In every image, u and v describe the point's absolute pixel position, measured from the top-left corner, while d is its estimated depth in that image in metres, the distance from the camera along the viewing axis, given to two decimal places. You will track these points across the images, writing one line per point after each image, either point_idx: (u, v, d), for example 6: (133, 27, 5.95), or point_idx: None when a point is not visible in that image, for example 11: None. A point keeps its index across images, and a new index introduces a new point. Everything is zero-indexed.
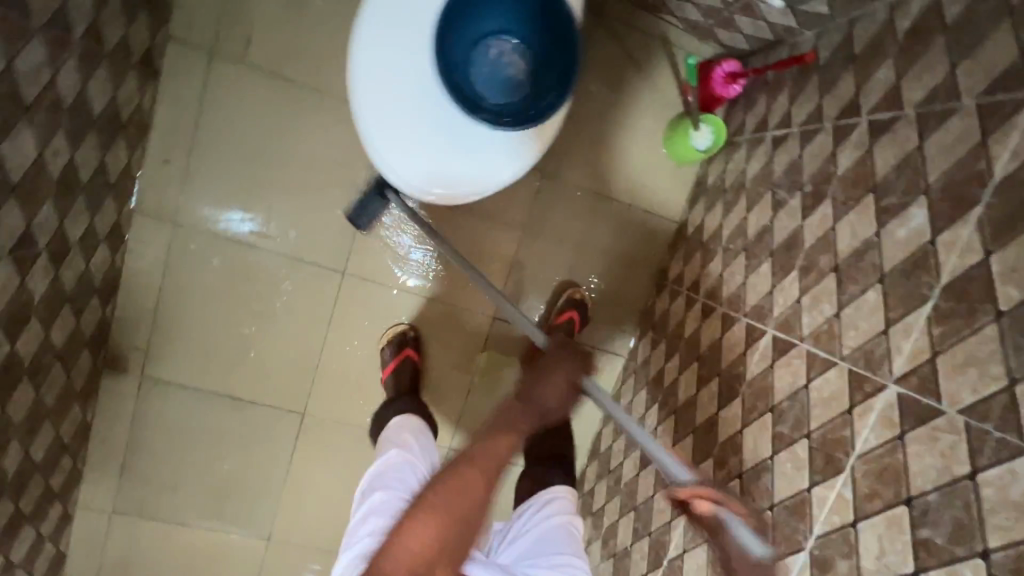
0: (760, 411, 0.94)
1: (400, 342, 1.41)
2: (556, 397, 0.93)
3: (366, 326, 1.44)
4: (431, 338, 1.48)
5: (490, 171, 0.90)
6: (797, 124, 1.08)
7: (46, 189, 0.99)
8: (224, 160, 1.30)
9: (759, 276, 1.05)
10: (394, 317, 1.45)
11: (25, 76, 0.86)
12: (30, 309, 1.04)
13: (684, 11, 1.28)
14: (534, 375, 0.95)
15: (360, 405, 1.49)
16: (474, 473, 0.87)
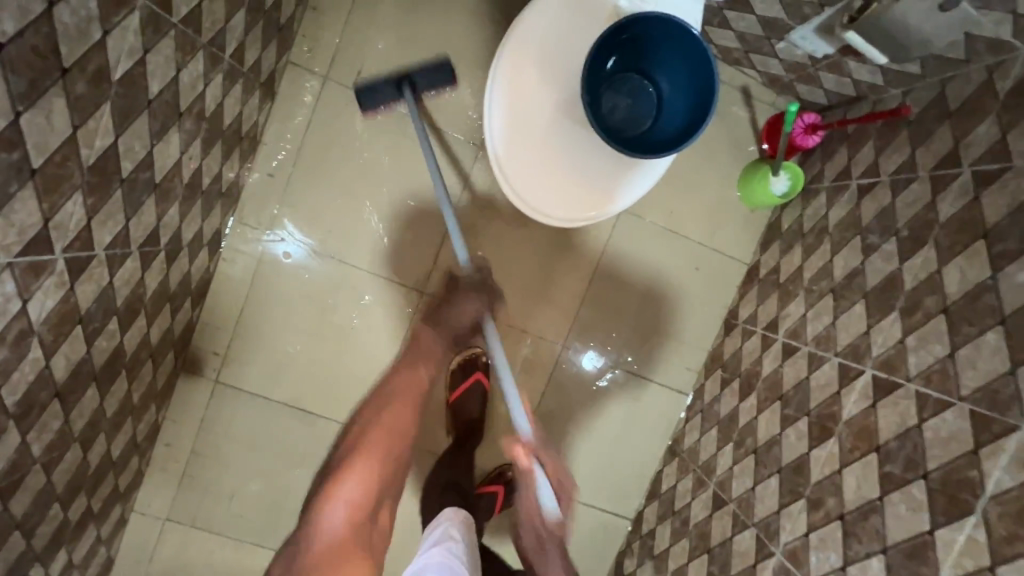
0: (863, 451, 0.93)
1: (469, 367, 1.41)
2: (461, 322, 1.18)
3: None
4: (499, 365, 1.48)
5: (607, 190, 0.93)
6: (886, 173, 1.13)
7: (175, 192, 1.05)
8: (323, 179, 1.37)
9: (852, 317, 1.07)
10: (465, 340, 1.46)
11: (183, 85, 0.93)
12: (141, 303, 1.08)
13: (767, 66, 1.35)
14: (447, 301, 1.19)
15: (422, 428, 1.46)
16: (404, 408, 1.10)
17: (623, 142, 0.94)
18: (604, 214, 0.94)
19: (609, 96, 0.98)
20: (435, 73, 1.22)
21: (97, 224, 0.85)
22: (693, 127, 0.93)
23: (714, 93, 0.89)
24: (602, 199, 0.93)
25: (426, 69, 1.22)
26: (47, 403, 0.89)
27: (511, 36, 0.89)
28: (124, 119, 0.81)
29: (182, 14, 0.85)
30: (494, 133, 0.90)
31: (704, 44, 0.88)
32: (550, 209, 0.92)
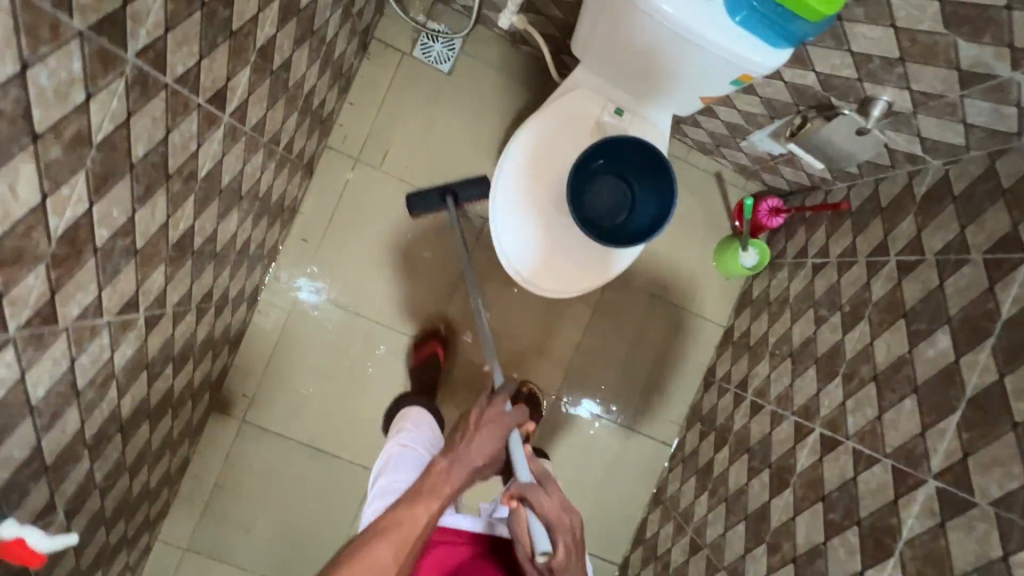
0: (812, 500, 1.07)
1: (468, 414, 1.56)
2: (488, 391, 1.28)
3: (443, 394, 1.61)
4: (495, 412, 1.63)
5: (580, 268, 1.12)
6: (834, 255, 1.31)
7: (229, 259, 1.25)
8: (349, 243, 1.58)
9: (806, 380, 1.23)
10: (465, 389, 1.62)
11: (246, 174, 1.15)
12: (191, 351, 1.25)
13: (736, 158, 1.56)
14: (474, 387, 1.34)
15: None
16: (387, 547, 0.85)
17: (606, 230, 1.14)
18: (572, 288, 1.12)
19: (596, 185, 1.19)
20: (476, 187, 1.42)
21: (170, 287, 1.04)
22: (661, 216, 1.12)
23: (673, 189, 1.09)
24: (573, 274, 1.12)
25: (468, 185, 1.42)
26: (113, 435, 1.06)
27: (523, 129, 1.12)
28: (201, 206, 1.02)
29: (252, 123, 1.08)
30: (498, 232, 1.11)
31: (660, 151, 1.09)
32: (530, 270, 1.11)
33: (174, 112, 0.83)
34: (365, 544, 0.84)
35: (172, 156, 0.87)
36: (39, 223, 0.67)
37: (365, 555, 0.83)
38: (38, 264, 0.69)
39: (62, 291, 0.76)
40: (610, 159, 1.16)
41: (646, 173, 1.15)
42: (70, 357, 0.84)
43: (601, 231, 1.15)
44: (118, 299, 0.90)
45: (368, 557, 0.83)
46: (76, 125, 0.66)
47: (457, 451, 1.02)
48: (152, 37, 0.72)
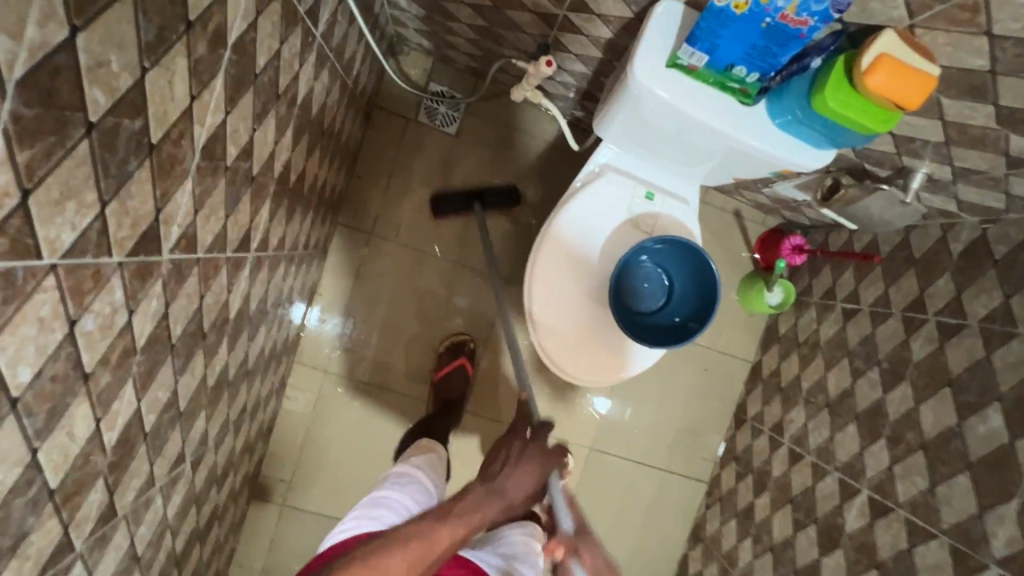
0: (866, 565, 1.10)
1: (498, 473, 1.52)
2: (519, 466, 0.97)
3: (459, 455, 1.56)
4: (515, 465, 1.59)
5: (619, 363, 1.10)
6: (866, 303, 1.31)
7: (259, 368, 1.22)
8: (371, 318, 1.55)
9: (847, 436, 1.24)
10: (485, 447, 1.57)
11: (271, 289, 1.12)
12: (231, 462, 1.24)
13: (756, 197, 1.54)
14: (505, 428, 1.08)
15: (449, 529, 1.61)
16: (448, 529, 0.81)
17: (643, 325, 1.12)
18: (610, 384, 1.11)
19: (639, 273, 1.12)
20: (502, 196, 1.50)
21: (210, 424, 1.02)
22: (704, 313, 1.11)
23: (717, 289, 1.08)
24: (612, 368, 1.10)
25: (495, 193, 1.50)
26: (171, 573, 1.05)
27: (564, 218, 1.09)
28: (233, 341, 0.99)
29: (274, 243, 1.04)
30: (535, 322, 1.09)
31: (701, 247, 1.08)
32: (569, 363, 1.09)
33: (206, 278, 0.80)
34: (393, 539, 0.77)
35: (207, 316, 0.84)
36: (95, 447, 0.64)
37: (432, 532, 0.80)
38: (98, 479, 0.67)
39: (118, 489, 0.73)
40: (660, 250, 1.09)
41: (690, 267, 1.11)
42: (130, 535, 0.82)
43: (640, 328, 1.11)
44: (167, 464, 0.87)
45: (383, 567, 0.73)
46: (122, 344, 0.63)
47: (494, 483, 0.92)
48: (183, 228, 0.69)
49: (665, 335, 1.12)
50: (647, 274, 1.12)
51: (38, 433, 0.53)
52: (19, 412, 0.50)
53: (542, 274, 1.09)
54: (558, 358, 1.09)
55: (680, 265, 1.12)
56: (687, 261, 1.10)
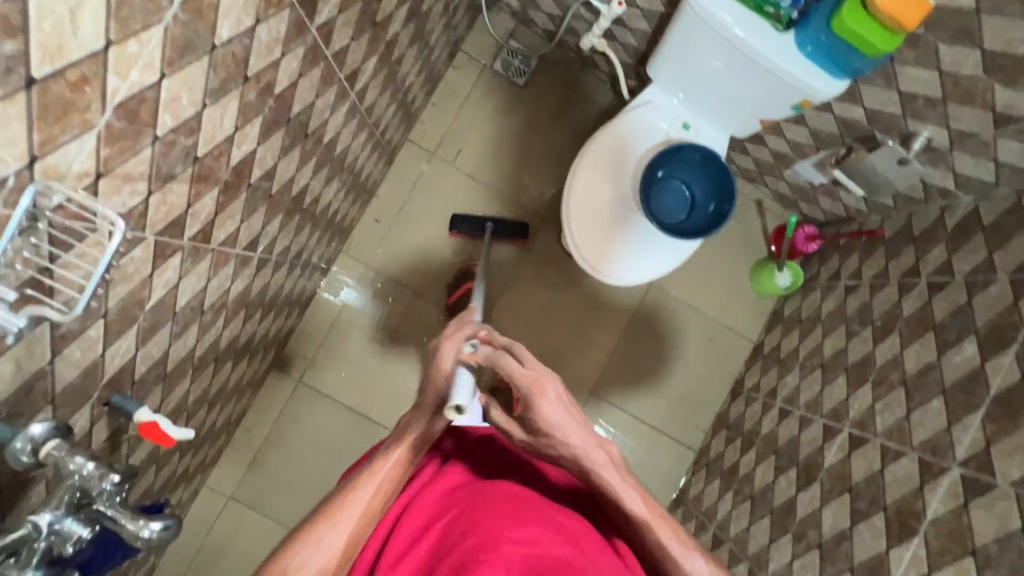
0: (838, 491, 1.15)
1: None
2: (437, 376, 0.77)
3: None
4: None
5: (655, 259, 1.25)
6: (867, 277, 1.43)
7: (321, 222, 1.38)
8: (416, 232, 1.74)
9: (835, 387, 1.33)
10: None
11: (352, 150, 1.31)
12: (277, 301, 1.38)
13: (777, 186, 1.71)
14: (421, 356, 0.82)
15: None
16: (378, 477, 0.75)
17: (678, 230, 1.28)
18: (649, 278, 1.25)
19: (665, 190, 1.30)
20: (511, 228, 1.70)
21: (280, 236, 1.18)
22: (725, 207, 1.26)
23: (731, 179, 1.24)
24: (651, 265, 1.25)
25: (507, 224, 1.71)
26: (209, 362, 1.17)
27: (593, 146, 1.26)
28: (317, 168, 1.17)
29: (367, 103, 1.25)
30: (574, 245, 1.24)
31: (710, 150, 1.24)
32: (612, 267, 1.24)
33: (324, 82, 0.99)
34: (325, 510, 0.73)
35: (312, 118, 1.02)
36: (227, 151, 0.81)
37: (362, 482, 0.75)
38: (216, 186, 0.84)
39: (220, 214, 0.89)
40: (676, 164, 1.28)
41: (709, 175, 1.28)
42: (209, 277, 0.97)
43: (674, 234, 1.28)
44: (248, 235, 1.03)
45: (326, 534, 0.71)
46: (269, 76, 0.81)
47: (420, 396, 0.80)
48: (329, 18, 0.89)
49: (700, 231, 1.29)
50: (673, 190, 1.30)
51: (211, 92, 0.71)
52: (211, 59, 0.68)
53: (579, 197, 1.25)
54: (601, 266, 1.24)
55: (698, 175, 1.30)
56: (703, 170, 1.28)
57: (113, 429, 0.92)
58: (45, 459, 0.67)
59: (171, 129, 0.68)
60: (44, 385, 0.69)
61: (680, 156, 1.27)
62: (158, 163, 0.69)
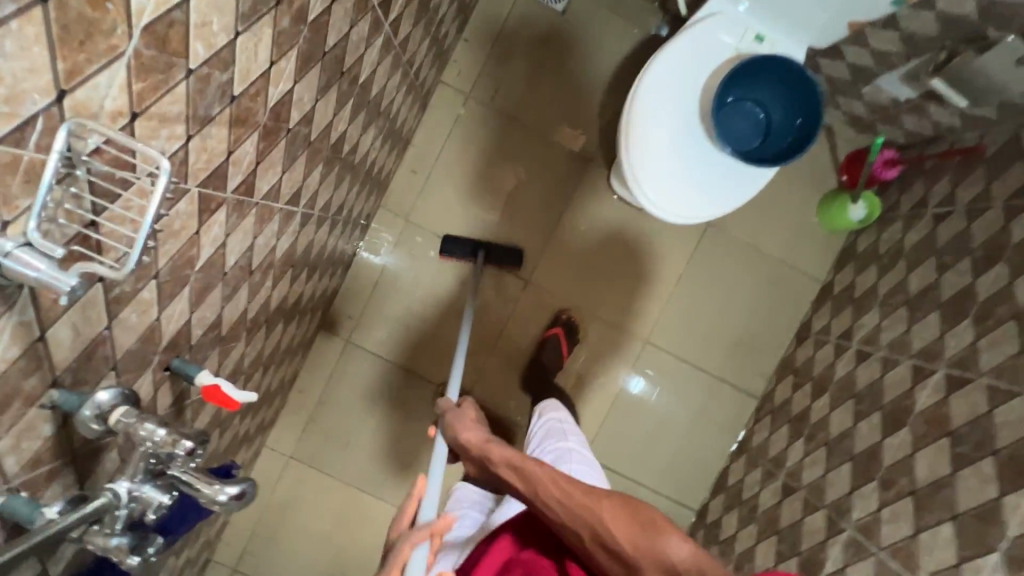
0: (935, 436, 1.06)
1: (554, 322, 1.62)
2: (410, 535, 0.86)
3: (524, 318, 1.64)
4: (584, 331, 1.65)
5: (726, 194, 1.14)
6: (962, 202, 1.27)
7: (360, 174, 1.31)
8: (455, 181, 1.65)
9: (926, 325, 1.21)
10: (548, 310, 1.65)
11: (388, 91, 1.21)
12: (321, 259, 1.33)
13: (851, 107, 1.54)
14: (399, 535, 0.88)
15: (506, 391, 1.64)
16: None
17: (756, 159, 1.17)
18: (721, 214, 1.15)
19: (739, 116, 1.19)
20: (505, 256, 1.54)
21: (320, 190, 1.11)
22: (807, 129, 1.15)
23: (817, 96, 1.12)
24: (722, 201, 1.15)
25: (499, 250, 1.54)
26: (261, 324, 1.14)
27: (655, 69, 1.12)
28: (354, 112, 1.08)
29: (401, 37, 1.14)
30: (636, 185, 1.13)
31: (794, 64, 1.11)
32: (679, 206, 1.14)
33: (357, 8, 0.89)
34: None
35: (347, 52, 0.93)
36: (263, 90, 0.73)
37: None
38: (254, 131, 0.76)
39: (262, 164, 0.82)
40: (752, 85, 1.16)
41: (790, 95, 1.16)
42: (255, 233, 0.91)
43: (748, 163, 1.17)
44: (291, 187, 0.97)
45: None
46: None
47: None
48: None
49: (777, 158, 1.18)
50: (747, 115, 1.19)
51: (242, 16, 0.62)
52: None
53: (640, 131, 1.12)
54: (667, 207, 1.14)
55: (777, 95, 1.17)
56: (783, 89, 1.16)
57: (176, 394, 0.90)
58: (116, 427, 0.65)
59: (204, 61, 0.60)
60: (103, 350, 0.66)
61: (757, 74, 1.14)
62: (193, 102, 0.61)
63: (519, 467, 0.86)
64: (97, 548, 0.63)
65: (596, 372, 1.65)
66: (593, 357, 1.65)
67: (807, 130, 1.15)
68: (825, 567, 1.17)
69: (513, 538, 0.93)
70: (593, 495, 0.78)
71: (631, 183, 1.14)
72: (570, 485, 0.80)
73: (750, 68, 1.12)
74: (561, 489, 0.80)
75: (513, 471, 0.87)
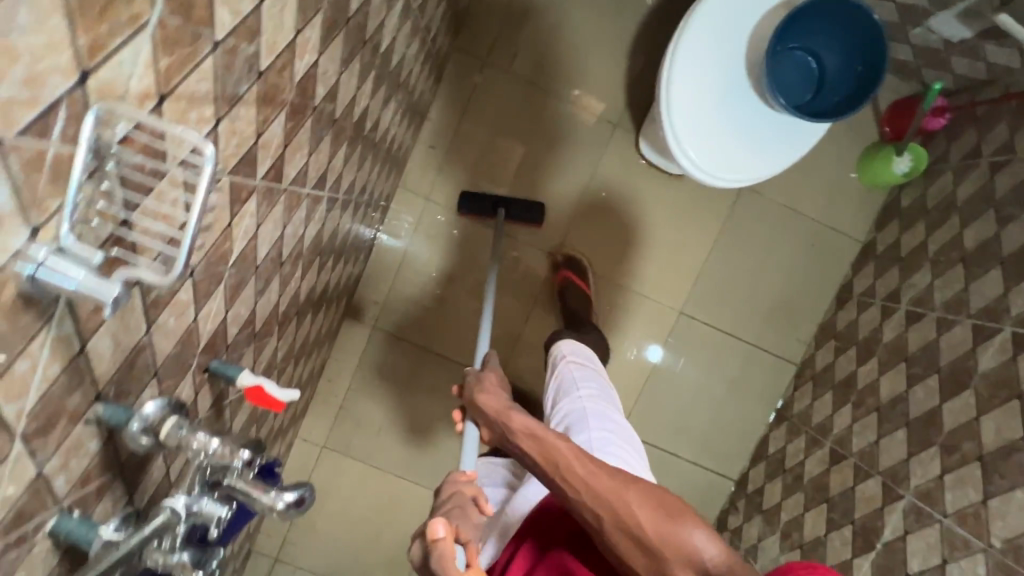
0: (1003, 398, 1.02)
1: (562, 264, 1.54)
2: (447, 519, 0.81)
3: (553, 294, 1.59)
4: (618, 302, 1.60)
5: (772, 153, 1.08)
6: (1023, 149, 1.20)
7: (381, 152, 1.24)
8: (475, 156, 1.58)
9: (986, 283, 1.16)
10: None
11: (407, 61, 1.14)
12: (346, 245, 1.27)
13: (895, 52, 1.46)
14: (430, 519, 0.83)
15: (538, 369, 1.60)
16: None
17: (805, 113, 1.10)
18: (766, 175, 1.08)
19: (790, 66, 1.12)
20: (526, 212, 1.50)
21: (344, 172, 1.04)
22: (866, 79, 1.08)
23: (878, 43, 1.05)
24: (767, 161, 1.08)
25: (520, 207, 1.50)
26: (292, 317, 1.10)
27: (699, 18, 1.03)
28: (376, 86, 1.01)
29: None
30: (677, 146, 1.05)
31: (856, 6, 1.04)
32: (722, 167, 1.07)
33: None
34: None
35: (370, 18, 0.85)
36: (291, 63, 0.67)
37: None
38: (282, 110, 0.69)
39: (290, 146, 0.76)
40: (807, 31, 1.09)
41: (846, 42, 1.09)
42: (284, 222, 0.86)
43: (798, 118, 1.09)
44: (317, 170, 0.90)
45: None
46: None
47: None
48: None
49: (827, 111, 1.11)
50: (798, 65, 1.12)
51: None
52: None
53: (681, 86, 1.04)
54: (709, 169, 1.07)
55: (832, 42, 1.11)
56: (839, 36, 1.10)
57: (215, 396, 0.86)
58: (166, 440, 0.62)
59: (230, 32, 0.53)
60: (144, 358, 0.61)
61: (814, 19, 1.07)
62: (221, 79, 0.55)
63: (542, 438, 0.86)
64: (157, 565, 0.61)
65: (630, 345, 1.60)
66: (626, 330, 1.60)
67: (864, 80, 1.08)
68: (883, 535, 1.15)
69: (532, 548, 0.91)
70: (620, 479, 0.76)
71: (671, 143, 1.06)
72: (595, 464, 0.79)
73: (807, 13, 1.05)
74: (583, 464, 0.79)
75: (535, 441, 0.87)
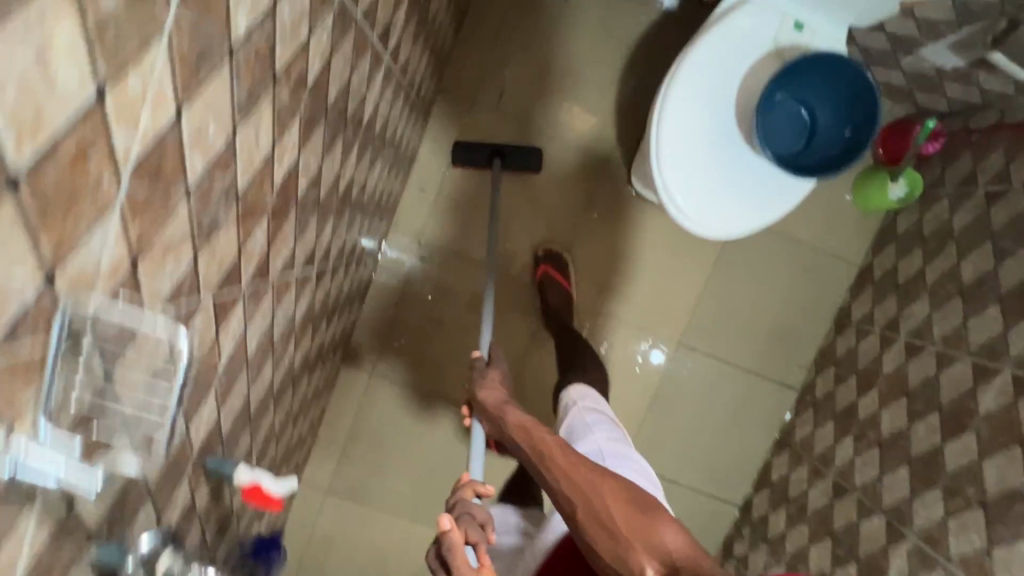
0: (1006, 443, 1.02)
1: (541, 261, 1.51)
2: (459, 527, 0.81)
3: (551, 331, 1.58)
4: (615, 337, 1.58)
5: (765, 206, 1.06)
6: (1020, 181, 1.19)
7: (370, 208, 1.22)
8: (467, 196, 1.56)
9: (985, 319, 1.15)
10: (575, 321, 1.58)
11: (392, 120, 1.12)
12: (338, 302, 1.26)
13: (886, 77, 1.43)
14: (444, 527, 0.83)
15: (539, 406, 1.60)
16: None
17: (796, 164, 1.09)
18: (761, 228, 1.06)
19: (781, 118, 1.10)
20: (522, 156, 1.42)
21: (332, 242, 1.03)
22: (856, 134, 1.07)
23: (870, 99, 1.04)
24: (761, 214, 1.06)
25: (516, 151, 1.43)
26: (287, 386, 1.09)
27: (688, 74, 1.02)
28: (361, 155, 0.99)
29: (402, 61, 1.04)
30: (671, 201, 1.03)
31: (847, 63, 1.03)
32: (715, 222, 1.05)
33: (358, 52, 0.79)
34: None
35: (350, 100, 0.84)
36: (270, 174, 0.65)
37: None
38: (264, 218, 0.68)
39: (275, 244, 0.75)
40: (799, 83, 1.07)
41: (837, 96, 1.08)
42: (273, 310, 0.84)
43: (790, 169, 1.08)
44: (305, 252, 0.89)
45: None
46: (301, 66, 0.63)
47: None
48: None
49: (819, 162, 1.10)
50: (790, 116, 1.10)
51: (241, 110, 0.54)
52: (234, 65, 0.49)
53: (673, 140, 1.02)
54: (701, 223, 1.05)
55: (823, 95, 1.09)
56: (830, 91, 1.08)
57: (213, 488, 0.85)
58: None
59: (205, 173, 0.52)
60: (137, 489, 0.61)
61: (806, 73, 1.05)
62: (198, 218, 0.53)
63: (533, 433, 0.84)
64: None
65: (630, 379, 1.59)
66: (625, 364, 1.59)
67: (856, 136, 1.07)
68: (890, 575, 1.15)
69: None
70: (599, 473, 0.74)
71: (663, 196, 1.04)
72: (577, 457, 0.77)
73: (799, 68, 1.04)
74: (566, 456, 0.77)
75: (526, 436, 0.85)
